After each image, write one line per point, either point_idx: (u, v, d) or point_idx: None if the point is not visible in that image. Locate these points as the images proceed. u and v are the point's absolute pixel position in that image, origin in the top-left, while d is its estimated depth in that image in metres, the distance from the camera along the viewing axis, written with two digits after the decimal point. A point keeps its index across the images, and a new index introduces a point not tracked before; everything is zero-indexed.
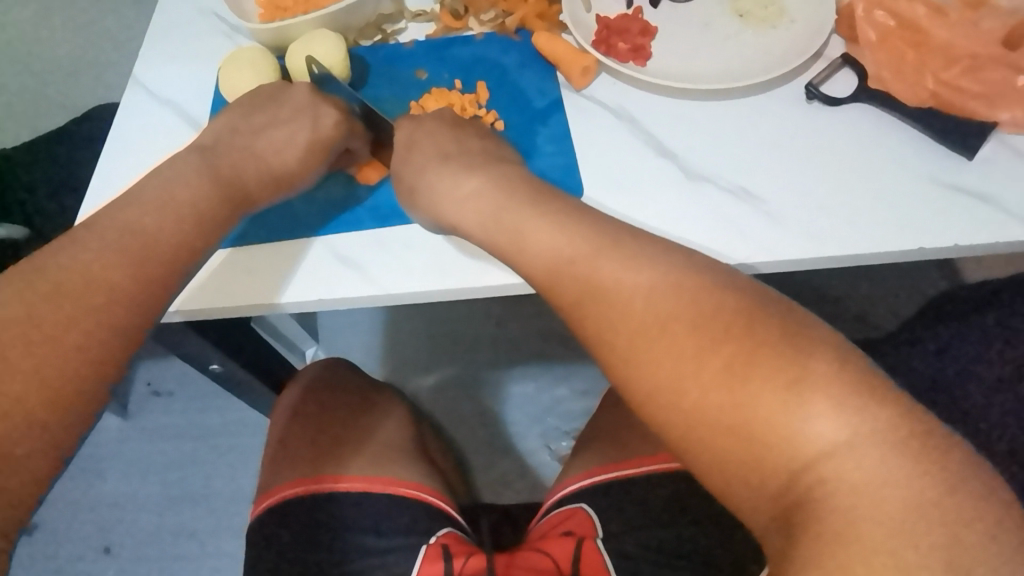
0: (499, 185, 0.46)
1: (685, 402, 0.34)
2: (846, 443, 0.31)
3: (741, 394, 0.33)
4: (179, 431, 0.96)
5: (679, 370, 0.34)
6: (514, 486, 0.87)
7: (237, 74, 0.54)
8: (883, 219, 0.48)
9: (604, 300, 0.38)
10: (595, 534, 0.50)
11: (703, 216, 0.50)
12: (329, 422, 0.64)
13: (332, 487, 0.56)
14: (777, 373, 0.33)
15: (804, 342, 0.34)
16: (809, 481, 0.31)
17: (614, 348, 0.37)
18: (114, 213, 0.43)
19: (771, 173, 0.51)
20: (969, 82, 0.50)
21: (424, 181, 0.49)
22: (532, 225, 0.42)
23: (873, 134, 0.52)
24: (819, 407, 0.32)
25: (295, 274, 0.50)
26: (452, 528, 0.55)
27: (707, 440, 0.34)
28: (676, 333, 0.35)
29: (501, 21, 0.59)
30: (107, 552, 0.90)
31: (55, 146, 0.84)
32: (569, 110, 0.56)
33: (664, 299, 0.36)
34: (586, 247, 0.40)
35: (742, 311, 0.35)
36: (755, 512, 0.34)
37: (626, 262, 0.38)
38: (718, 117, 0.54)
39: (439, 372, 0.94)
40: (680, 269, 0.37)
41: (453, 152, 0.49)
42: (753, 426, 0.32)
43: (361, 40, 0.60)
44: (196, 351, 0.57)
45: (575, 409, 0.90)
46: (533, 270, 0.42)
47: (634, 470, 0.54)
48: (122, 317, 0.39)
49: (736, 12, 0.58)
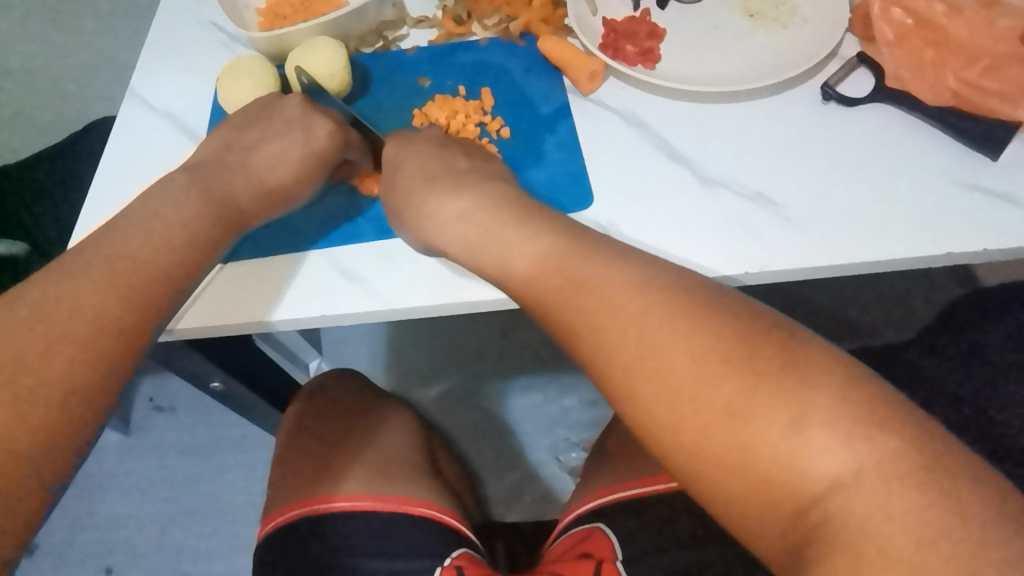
0: (488, 210, 0.44)
1: (686, 433, 0.33)
2: (853, 476, 0.29)
3: (746, 425, 0.31)
4: (181, 448, 0.94)
5: (680, 402, 0.33)
6: (524, 500, 0.85)
7: (236, 83, 0.53)
8: (905, 226, 0.47)
9: (603, 323, 0.36)
10: (614, 557, 0.48)
11: (714, 226, 0.48)
12: (332, 439, 0.62)
13: (331, 507, 0.54)
14: (782, 400, 0.31)
15: (809, 369, 0.32)
16: (818, 516, 0.30)
17: (619, 365, 0.35)
18: (112, 232, 0.42)
19: (788, 178, 0.50)
20: (989, 82, 0.49)
21: (410, 205, 0.47)
22: (521, 252, 0.41)
23: (891, 136, 0.50)
24: (822, 440, 0.30)
25: (293, 288, 0.48)
26: (468, 550, 0.53)
27: (709, 471, 0.32)
28: (694, 345, 0.33)
29: (504, 26, 0.58)
30: (110, 573, 0.88)
31: (56, 160, 0.82)
32: (576, 116, 0.54)
33: (681, 309, 0.35)
34: (579, 267, 0.38)
35: (758, 330, 0.33)
36: (767, 543, 0.32)
37: (629, 278, 0.37)
38: (732, 121, 0.52)
39: (445, 384, 0.92)
40: (685, 289, 0.36)
41: (439, 175, 0.48)
42: (781, 443, 0.31)
43: (362, 47, 0.58)
44: (197, 369, 0.56)
45: (585, 419, 0.88)
46: (526, 292, 0.40)
47: (644, 489, 0.52)
48: (120, 339, 0.38)
49: (746, 13, 0.57)
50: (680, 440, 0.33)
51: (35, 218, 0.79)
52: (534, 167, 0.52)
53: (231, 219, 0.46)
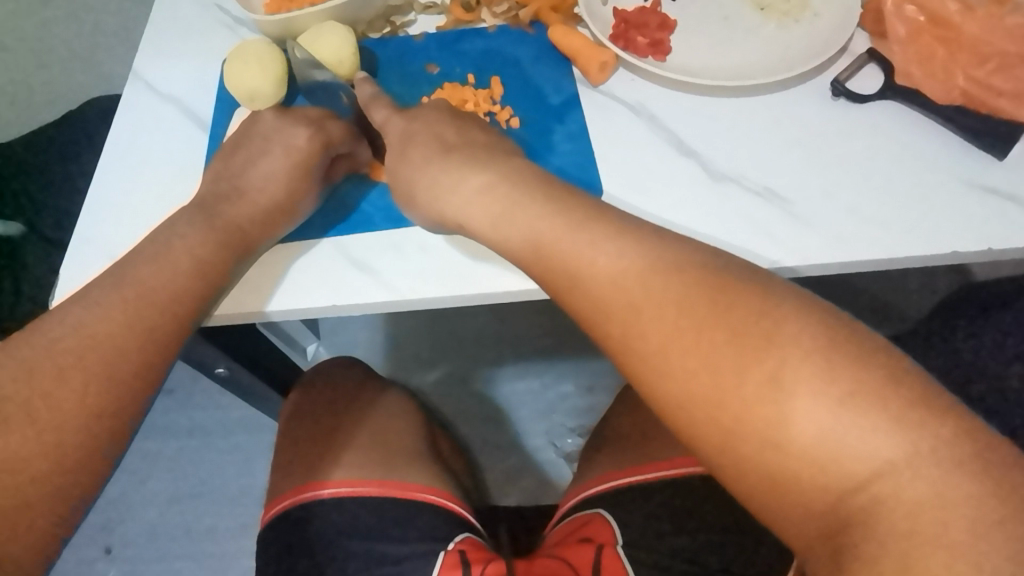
0: (510, 183, 0.44)
1: (724, 415, 0.33)
2: (898, 460, 0.30)
3: (785, 407, 0.32)
4: (180, 430, 0.94)
5: (719, 379, 0.34)
6: (521, 484, 0.86)
7: (242, 70, 0.51)
8: (944, 220, 0.47)
9: (633, 311, 0.37)
10: (616, 542, 0.49)
11: (743, 219, 0.48)
12: (325, 423, 0.63)
13: (319, 495, 0.54)
14: (819, 382, 0.31)
15: (854, 350, 0.32)
16: (864, 501, 0.30)
17: (653, 352, 0.36)
18: (142, 252, 0.44)
19: (820, 171, 0.50)
20: (999, 80, 0.48)
21: (427, 177, 0.46)
22: (553, 229, 0.41)
23: (916, 132, 0.50)
24: (869, 421, 0.30)
25: (313, 280, 0.48)
26: (470, 534, 0.54)
27: (748, 457, 0.33)
28: (722, 341, 0.34)
29: (514, 14, 0.57)
30: (108, 553, 0.88)
31: (52, 138, 0.81)
32: (585, 107, 0.54)
33: (710, 302, 0.35)
34: (611, 249, 0.38)
35: (789, 319, 0.34)
36: (810, 528, 0.32)
37: (666, 266, 0.37)
38: (758, 114, 0.52)
39: (444, 370, 0.92)
40: (709, 276, 0.36)
41: (457, 146, 0.47)
42: (810, 440, 0.31)
43: (369, 32, 0.58)
44: (205, 355, 0.56)
45: (581, 406, 0.89)
46: (554, 272, 0.40)
47: (610, 485, 0.54)
48: (137, 347, 0.41)
49: (757, 6, 0.56)
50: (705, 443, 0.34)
51: (36, 202, 0.78)
52: (544, 158, 0.52)
53: (250, 214, 0.47)
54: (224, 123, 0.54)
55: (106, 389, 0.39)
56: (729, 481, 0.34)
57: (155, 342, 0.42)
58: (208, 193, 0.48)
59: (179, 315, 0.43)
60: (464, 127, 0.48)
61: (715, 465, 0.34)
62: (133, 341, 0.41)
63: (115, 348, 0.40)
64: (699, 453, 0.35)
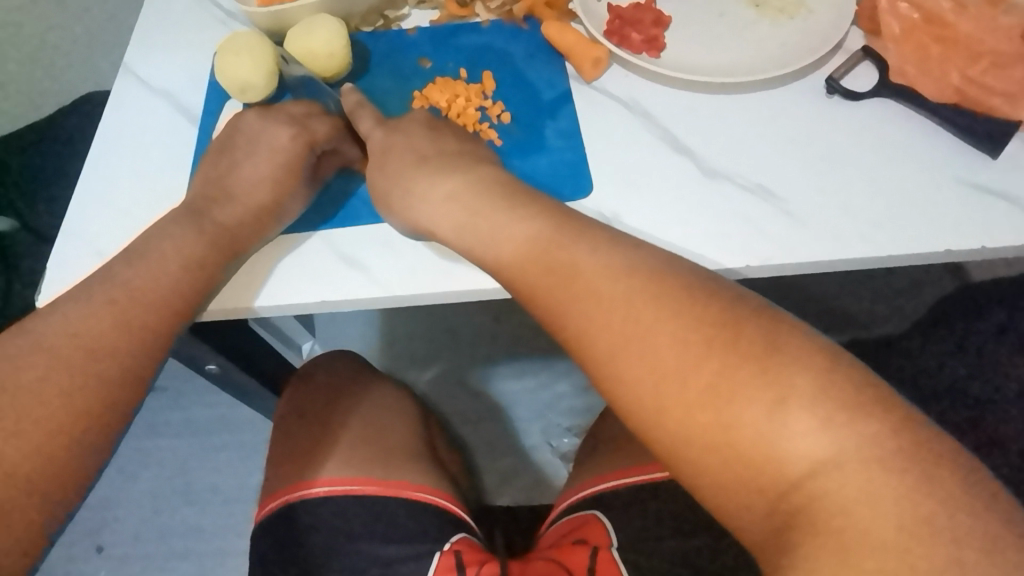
0: (473, 188, 0.44)
1: (666, 415, 0.33)
2: (831, 460, 0.30)
3: (721, 406, 0.32)
4: (174, 427, 0.94)
5: (660, 380, 0.34)
6: (516, 484, 0.86)
7: (233, 61, 0.50)
8: (903, 221, 0.47)
9: (583, 312, 0.37)
10: (610, 544, 0.49)
11: (701, 218, 0.48)
12: (318, 419, 0.62)
13: (311, 492, 0.54)
14: (755, 382, 0.32)
15: (792, 349, 0.32)
16: (799, 499, 0.31)
17: (601, 353, 0.36)
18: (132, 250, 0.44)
19: (781, 170, 0.50)
20: (992, 79, 0.48)
21: (399, 184, 0.47)
22: (510, 233, 0.41)
23: (890, 131, 0.50)
24: (802, 422, 0.31)
25: (304, 275, 0.47)
26: (466, 534, 0.54)
27: (690, 457, 0.33)
28: (667, 340, 0.34)
29: (508, 9, 0.57)
30: (100, 551, 0.88)
31: (44, 134, 0.81)
32: (578, 102, 0.54)
33: (654, 302, 0.35)
34: (574, 247, 0.39)
35: (731, 318, 0.34)
36: (751, 526, 0.32)
37: (615, 267, 0.37)
38: (728, 113, 0.52)
39: (439, 368, 0.92)
40: (655, 275, 0.36)
41: (430, 155, 0.47)
42: (746, 440, 0.32)
43: (363, 26, 0.57)
44: (196, 352, 0.56)
45: (577, 407, 0.88)
46: (509, 274, 0.40)
47: (609, 484, 0.54)
48: (127, 345, 0.41)
49: (751, 3, 0.56)
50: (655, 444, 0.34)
51: (28, 198, 0.77)
52: (536, 153, 0.52)
53: (241, 212, 0.47)
54: (216, 117, 0.54)
55: (94, 387, 0.39)
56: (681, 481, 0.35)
57: (144, 340, 0.41)
58: (199, 190, 0.48)
59: (172, 313, 0.43)
60: (444, 135, 0.49)
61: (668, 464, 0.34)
62: (123, 340, 0.41)
63: (103, 347, 0.40)
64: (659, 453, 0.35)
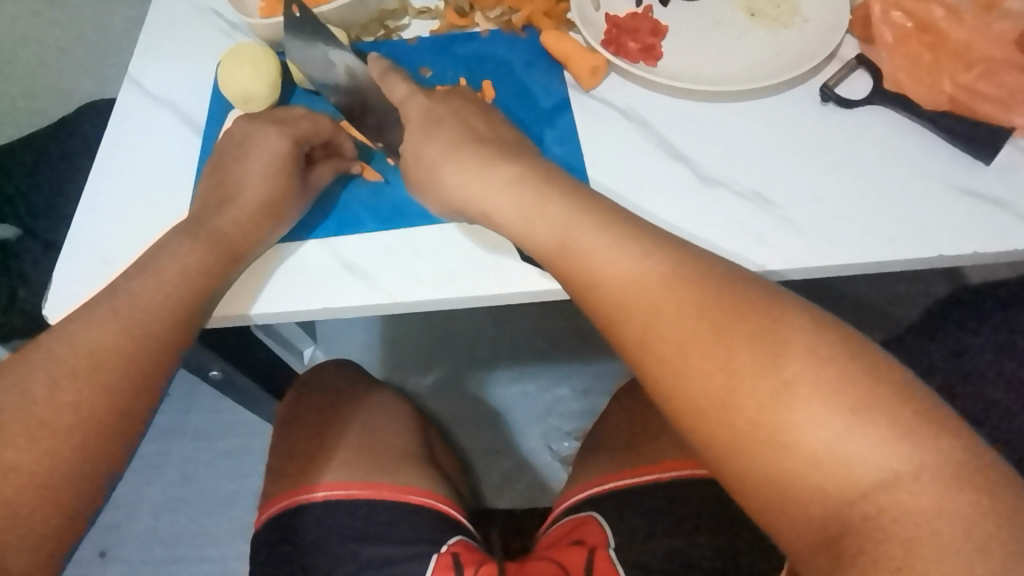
0: (534, 182, 0.44)
1: (738, 418, 0.34)
2: (904, 474, 0.31)
3: (798, 412, 0.32)
4: (176, 433, 0.95)
5: (736, 383, 0.34)
6: (516, 487, 0.86)
7: (236, 70, 0.52)
8: (943, 226, 0.47)
9: (654, 311, 0.37)
10: (606, 544, 0.49)
11: (728, 221, 0.49)
12: (318, 424, 0.63)
13: (312, 497, 0.55)
14: (837, 391, 0.32)
15: (871, 364, 0.33)
16: (864, 511, 0.31)
17: (670, 353, 0.36)
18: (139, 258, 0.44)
19: (826, 176, 0.50)
20: (985, 86, 0.49)
21: (454, 162, 0.46)
22: (575, 231, 0.41)
23: (922, 135, 0.51)
24: (880, 433, 0.31)
25: (306, 281, 0.48)
26: (463, 536, 0.54)
27: (756, 459, 0.33)
28: (744, 345, 0.35)
29: (507, 19, 0.57)
30: (103, 556, 0.88)
31: (48, 143, 0.82)
32: (576, 111, 0.54)
33: (731, 308, 0.36)
34: (635, 252, 0.39)
35: (810, 330, 0.34)
36: (802, 532, 0.33)
37: (689, 271, 0.38)
38: (752, 119, 0.53)
39: (439, 373, 0.93)
40: (730, 283, 0.37)
41: (485, 141, 0.47)
42: (821, 447, 0.32)
43: (363, 36, 0.58)
44: (200, 357, 0.56)
45: (577, 409, 0.89)
46: (571, 273, 0.41)
47: (601, 487, 0.55)
48: (133, 350, 0.41)
49: (747, 12, 0.57)
50: (717, 447, 0.35)
51: (32, 206, 0.78)
52: None
53: (242, 214, 0.47)
54: (219, 126, 0.55)
55: (103, 394, 0.40)
56: (737, 489, 0.35)
57: (150, 346, 0.42)
58: (202, 197, 0.48)
59: (180, 319, 0.43)
60: (491, 121, 0.49)
61: (722, 470, 0.35)
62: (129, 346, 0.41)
63: (110, 353, 0.40)
64: (715, 464, 0.35)
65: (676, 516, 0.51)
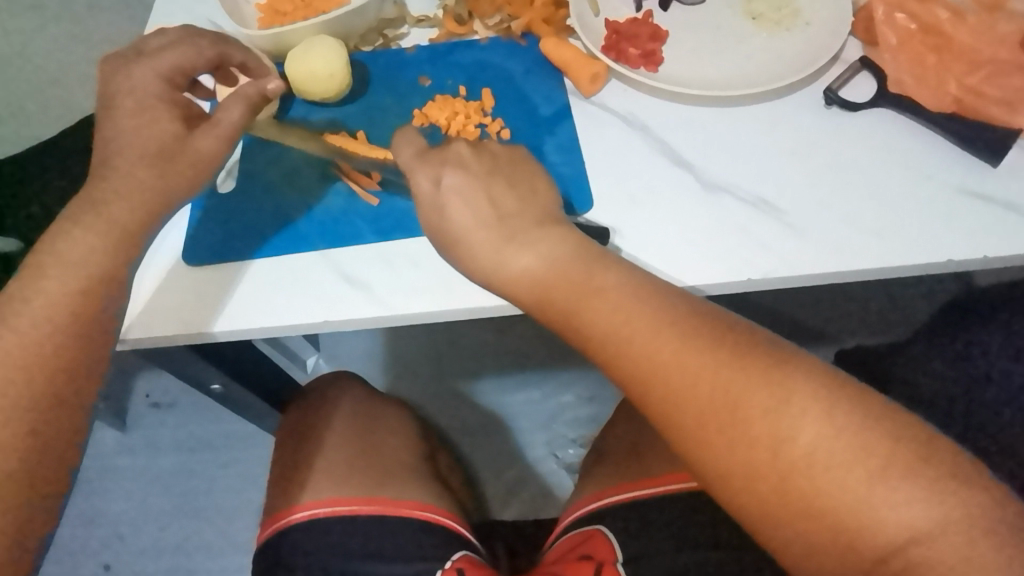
0: (553, 258, 0.40)
1: (762, 484, 0.33)
2: (933, 530, 0.30)
3: (820, 479, 0.32)
4: (179, 445, 0.94)
5: (757, 453, 0.33)
6: (521, 497, 0.85)
7: None
8: (958, 239, 0.46)
9: (672, 382, 0.35)
10: (615, 560, 0.49)
11: (735, 237, 0.48)
12: (317, 435, 0.63)
13: (292, 518, 0.54)
14: (857, 454, 0.32)
15: (892, 425, 0.33)
16: (898, 565, 0.31)
17: (689, 423, 0.35)
18: None
19: (840, 194, 0.49)
20: (991, 88, 0.49)
21: (468, 246, 0.41)
22: (597, 305, 0.38)
23: (927, 142, 0.50)
24: (907, 492, 0.31)
25: (305, 295, 0.48)
26: (467, 551, 0.53)
27: (783, 522, 0.33)
28: (764, 412, 0.34)
29: (506, 26, 0.57)
30: (107, 569, 0.88)
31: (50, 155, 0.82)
32: (577, 117, 0.54)
33: (749, 375, 0.34)
34: (654, 322, 0.37)
35: (828, 392, 0.34)
36: None
37: (708, 339, 0.36)
38: (752, 124, 0.52)
39: (442, 383, 0.92)
40: (746, 345, 0.36)
41: (499, 222, 0.41)
42: (849, 511, 0.31)
43: (362, 45, 0.58)
44: (200, 372, 0.56)
45: (582, 416, 0.88)
46: (591, 346, 0.39)
47: (600, 501, 0.54)
48: None
49: (749, 15, 0.56)
50: (741, 505, 0.34)
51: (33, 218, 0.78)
52: None
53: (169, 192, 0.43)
54: None
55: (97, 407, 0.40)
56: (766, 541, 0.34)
57: None
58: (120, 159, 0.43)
59: None
60: (497, 186, 0.43)
61: (748, 519, 0.34)
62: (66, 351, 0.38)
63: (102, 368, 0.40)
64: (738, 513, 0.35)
65: (681, 525, 0.50)
